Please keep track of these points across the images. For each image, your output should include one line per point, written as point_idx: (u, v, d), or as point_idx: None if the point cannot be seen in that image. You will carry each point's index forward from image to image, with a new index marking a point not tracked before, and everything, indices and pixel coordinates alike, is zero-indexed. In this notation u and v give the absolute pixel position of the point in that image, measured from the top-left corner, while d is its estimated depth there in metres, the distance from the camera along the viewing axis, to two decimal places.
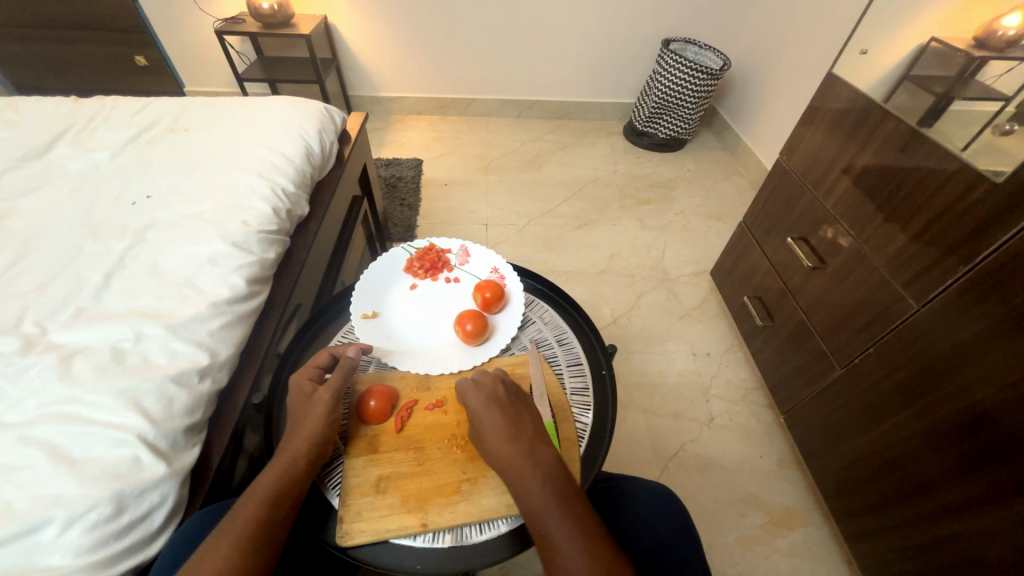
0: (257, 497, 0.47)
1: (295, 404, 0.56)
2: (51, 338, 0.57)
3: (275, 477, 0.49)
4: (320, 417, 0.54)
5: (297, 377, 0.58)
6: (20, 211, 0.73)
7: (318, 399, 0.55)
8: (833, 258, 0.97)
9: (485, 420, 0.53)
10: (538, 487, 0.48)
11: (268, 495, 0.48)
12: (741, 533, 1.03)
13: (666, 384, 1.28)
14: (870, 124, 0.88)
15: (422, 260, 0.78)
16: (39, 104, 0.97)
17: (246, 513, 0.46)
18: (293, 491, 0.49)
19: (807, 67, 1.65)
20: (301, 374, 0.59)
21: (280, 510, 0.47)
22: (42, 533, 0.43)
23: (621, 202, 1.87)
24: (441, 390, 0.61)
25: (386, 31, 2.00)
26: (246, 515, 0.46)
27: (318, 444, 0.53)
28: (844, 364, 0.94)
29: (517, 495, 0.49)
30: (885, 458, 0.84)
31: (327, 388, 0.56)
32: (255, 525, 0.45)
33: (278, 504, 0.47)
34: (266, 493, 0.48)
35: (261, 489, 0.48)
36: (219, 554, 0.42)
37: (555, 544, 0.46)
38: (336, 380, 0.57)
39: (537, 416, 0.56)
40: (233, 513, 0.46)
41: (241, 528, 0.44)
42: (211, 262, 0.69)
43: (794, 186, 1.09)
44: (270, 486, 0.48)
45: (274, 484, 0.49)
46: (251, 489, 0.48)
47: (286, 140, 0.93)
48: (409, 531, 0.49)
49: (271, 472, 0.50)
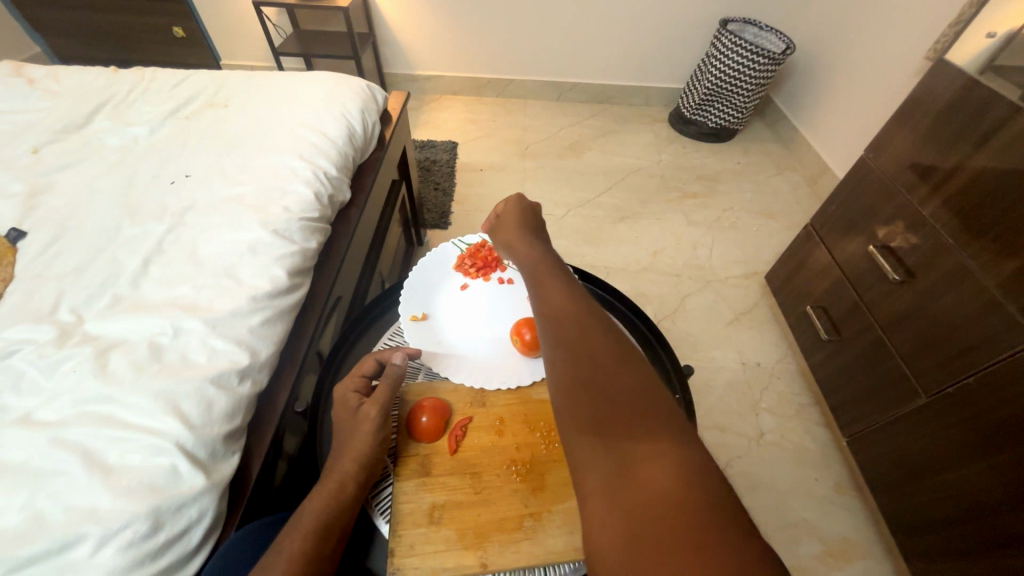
0: (301, 527, 0.43)
1: (339, 417, 0.52)
2: (88, 328, 0.53)
3: (322, 503, 0.45)
4: (368, 434, 0.49)
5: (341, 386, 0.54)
6: (58, 188, 0.70)
7: (365, 414, 0.50)
8: (925, 272, 0.86)
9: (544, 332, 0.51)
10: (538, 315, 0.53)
11: (315, 526, 0.43)
12: (793, 562, 0.96)
13: (712, 394, 1.20)
14: (992, 122, 0.76)
15: (473, 258, 0.71)
16: (78, 73, 0.94)
17: (292, 545, 0.41)
18: (339, 520, 0.45)
19: (883, 52, 1.49)
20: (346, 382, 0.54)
21: (328, 541, 0.43)
22: (75, 551, 0.39)
23: (666, 195, 1.76)
24: (497, 404, 0.55)
25: (424, 5, 1.90)
26: (291, 550, 0.41)
27: (365, 465, 0.48)
28: (931, 394, 0.83)
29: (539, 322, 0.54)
30: (978, 502, 0.74)
31: (374, 402, 0.51)
32: (300, 562, 0.40)
33: (325, 534, 0.43)
34: (313, 522, 0.43)
35: (307, 517, 0.43)
36: None
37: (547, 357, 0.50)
38: (382, 393, 0.52)
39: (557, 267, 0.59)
40: (274, 545, 0.41)
41: (285, 564, 0.39)
42: (252, 251, 0.64)
43: (879, 189, 0.98)
44: (315, 516, 0.44)
45: (320, 513, 0.44)
46: (293, 517, 0.44)
47: (328, 119, 0.87)
48: (467, 572, 0.43)
49: (316, 499, 0.45)
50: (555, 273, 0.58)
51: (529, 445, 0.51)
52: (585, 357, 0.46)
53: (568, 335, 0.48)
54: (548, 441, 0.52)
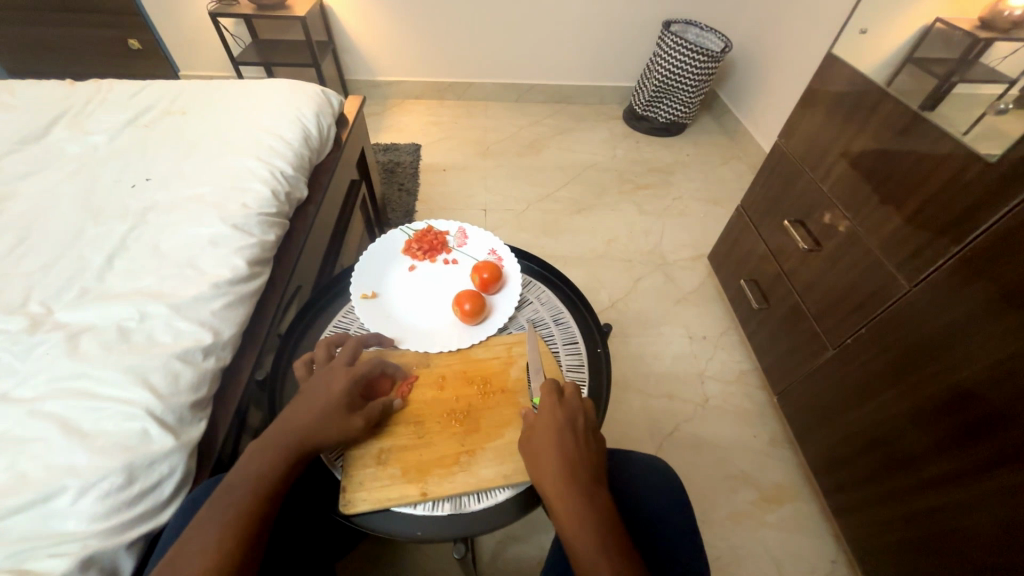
0: (241, 484, 0.49)
1: (325, 412, 0.54)
2: (57, 317, 0.58)
3: (266, 466, 0.51)
4: (342, 434, 0.54)
5: (338, 387, 0.56)
6: (21, 194, 0.74)
7: (352, 422, 0.55)
8: (828, 240, 0.98)
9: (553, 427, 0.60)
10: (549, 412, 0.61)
11: (253, 482, 0.50)
12: (733, 509, 1.06)
13: (662, 366, 1.30)
14: (868, 107, 0.88)
15: (420, 242, 0.82)
16: (34, 87, 0.97)
17: (233, 500, 0.48)
18: (275, 477, 0.51)
19: (807, 49, 1.63)
20: (343, 384, 0.56)
21: (265, 492, 0.49)
22: (57, 501, 0.45)
23: (620, 187, 1.87)
24: (433, 378, 0.64)
25: (382, 12, 1.96)
26: (234, 504, 0.48)
27: (313, 437, 0.53)
28: (835, 345, 0.95)
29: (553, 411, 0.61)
30: (875, 435, 0.85)
31: (364, 415, 0.56)
32: (245, 511, 0.47)
33: (264, 488, 0.49)
34: (264, 473, 0.50)
35: (257, 469, 0.51)
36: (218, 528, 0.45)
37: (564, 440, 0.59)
38: (375, 410, 0.57)
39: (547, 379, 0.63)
40: (214, 499, 0.48)
41: (227, 516, 0.46)
42: (212, 244, 0.69)
43: (791, 170, 1.09)
44: (253, 474, 0.50)
45: (260, 473, 0.50)
46: (232, 476, 0.50)
47: (284, 123, 0.93)
48: (409, 499, 0.54)
49: (256, 462, 0.51)
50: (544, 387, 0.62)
51: (465, 397, 0.62)
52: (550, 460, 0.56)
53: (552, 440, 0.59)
54: (482, 393, 0.63)
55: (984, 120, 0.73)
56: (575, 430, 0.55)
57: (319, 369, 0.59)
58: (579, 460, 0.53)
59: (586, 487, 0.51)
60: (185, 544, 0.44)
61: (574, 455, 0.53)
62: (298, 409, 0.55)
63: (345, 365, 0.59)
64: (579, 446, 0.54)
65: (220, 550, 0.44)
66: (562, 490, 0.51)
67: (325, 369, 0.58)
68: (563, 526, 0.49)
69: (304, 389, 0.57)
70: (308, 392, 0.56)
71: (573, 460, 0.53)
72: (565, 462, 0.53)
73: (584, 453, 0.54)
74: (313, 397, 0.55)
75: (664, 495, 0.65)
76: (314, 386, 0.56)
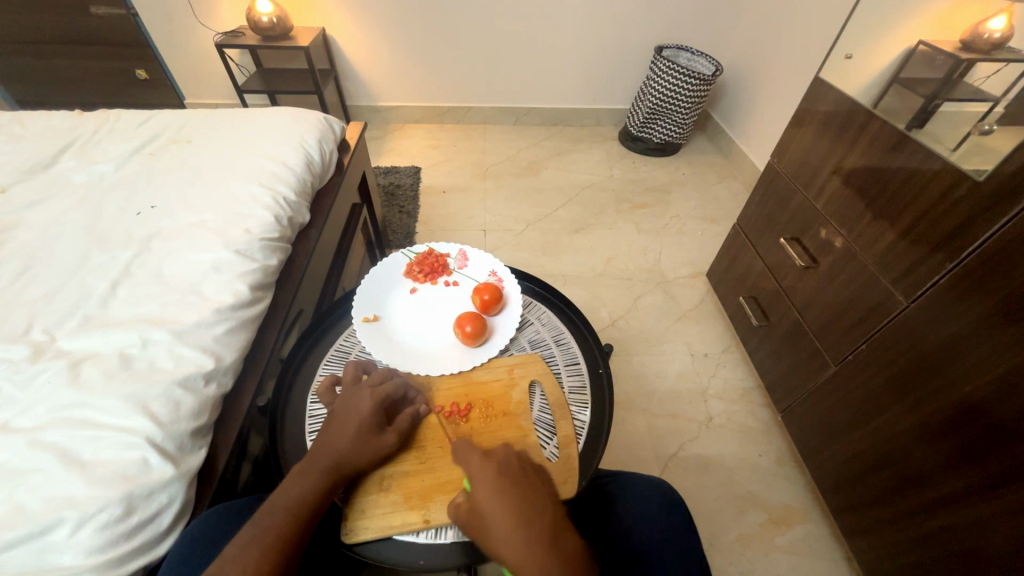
0: (282, 507, 0.50)
1: (358, 433, 0.56)
2: (60, 345, 0.58)
3: (306, 488, 0.52)
4: (377, 452, 0.56)
5: (365, 408, 0.58)
6: (27, 222, 0.75)
7: (386, 440, 0.57)
8: (825, 257, 0.99)
9: (491, 496, 0.50)
10: (484, 489, 0.50)
11: (295, 503, 0.51)
12: (742, 531, 1.04)
13: (665, 385, 1.29)
14: (856, 127, 0.90)
15: (421, 264, 0.84)
16: (45, 118, 0.99)
17: (276, 521, 0.49)
18: (316, 497, 0.52)
19: (795, 71, 1.69)
20: (370, 405, 0.58)
21: (306, 512, 0.50)
22: (54, 533, 0.44)
23: (618, 206, 1.89)
24: (463, 396, 0.66)
25: (383, 41, 2.02)
26: (275, 525, 0.48)
27: (349, 458, 0.55)
28: (838, 361, 0.95)
29: (480, 493, 0.50)
30: (881, 453, 0.85)
31: (395, 431, 0.58)
32: (281, 531, 0.48)
33: (304, 508, 0.51)
34: (294, 499, 0.51)
35: (291, 496, 0.51)
36: (249, 559, 0.46)
37: (492, 524, 0.48)
38: (404, 423, 0.59)
39: (477, 457, 0.54)
40: (255, 521, 0.49)
41: (267, 536, 0.47)
42: (215, 269, 0.70)
43: (785, 188, 1.11)
44: (292, 495, 0.51)
45: (301, 495, 0.51)
46: (275, 497, 0.51)
47: (287, 149, 0.95)
48: (413, 527, 0.54)
49: (297, 482, 0.52)
50: (482, 468, 0.52)
51: (468, 423, 0.63)
52: (505, 531, 0.47)
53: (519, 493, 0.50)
54: (487, 415, 0.64)
55: (968, 138, 0.75)
56: (516, 479, 0.52)
57: (345, 391, 0.61)
58: (543, 518, 0.48)
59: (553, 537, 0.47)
60: (226, 564, 0.45)
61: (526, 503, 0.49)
62: (333, 431, 0.57)
63: (370, 386, 0.61)
64: (525, 492, 0.50)
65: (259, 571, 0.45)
66: (532, 551, 0.46)
67: (350, 392, 0.60)
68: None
69: (333, 413, 0.59)
70: (340, 413, 0.58)
71: (527, 514, 0.48)
72: (520, 516, 0.48)
73: (538, 504, 0.50)
74: (346, 419, 0.57)
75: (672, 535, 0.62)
76: (343, 409, 0.58)
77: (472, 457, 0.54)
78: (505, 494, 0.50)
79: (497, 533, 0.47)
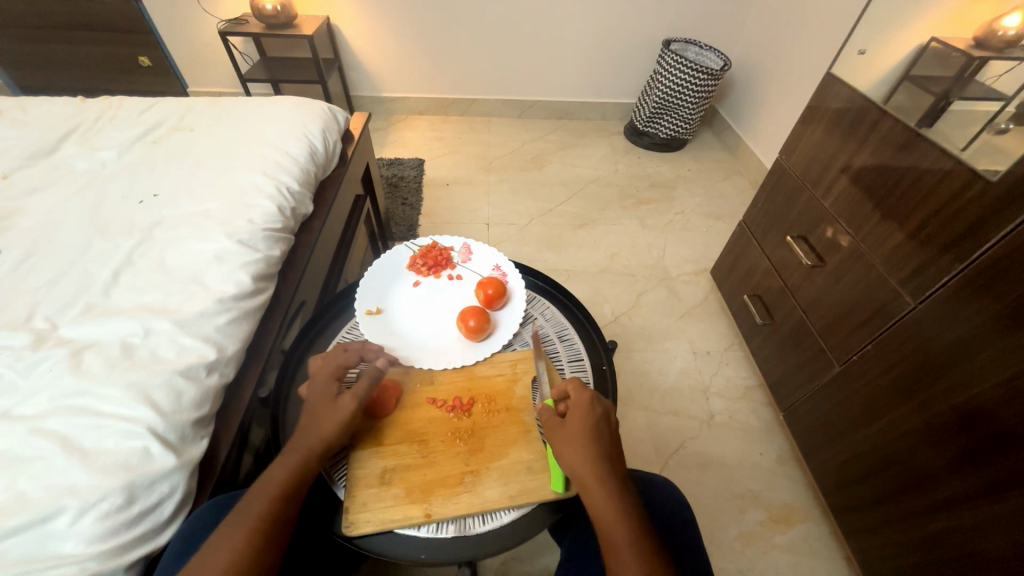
0: (265, 493, 0.51)
1: (316, 406, 0.58)
2: (62, 333, 0.58)
3: (290, 473, 0.53)
4: (340, 420, 0.56)
5: (315, 382, 0.60)
6: (29, 209, 0.74)
7: (342, 405, 0.57)
8: (831, 256, 0.98)
9: (584, 421, 0.57)
10: (580, 414, 0.58)
11: (279, 490, 0.51)
12: (742, 529, 1.04)
13: (667, 382, 1.29)
14: (867, 125, 0.89)
15: (425, 258, 0.83)
16: (46, 104, 0.98)
17: (260, 507, 0.49)
18: (298, 481, 0.52)
19: (805, 67, 1.66)
20: (320, 378, 0.60)
21: (289, 498, 0.51)
22: (56, 521, 0.44)
23: (622, 202, 1.87)
24: (464, 390, 0.66)
25: (387, 30, 2.00)
26: (257, 509, 0.49)
27: (315, 432, 0.56)
28: (842, 361, 0.95)
29: (575, 416, 0.58)
30: (884, 454, 0.84)
31: (350, 394, 0.58)
32: (265, 516, 0.49)
33: (289, 494, 0.51)
34: (279, 486, 0.51)
35: (273, 481, 0.52)
36: (232, 545, 0.46)
37: (575, 440, 0.56)
38: (359, 387, 0.59)
39: (584, 391, 0.61)
40: (240, 508, 0.49)
41: (252, 522, 0.48)
42: (217, 259, 0.70)
43: (793, 185, 1.10)
44: (274, 480, 0.52)
45: (284, 481, 0.52)
46: (259, 483, 0.52)
47: (290, 139, 0.94)
48: (413, 521, 0.54)
49: (280, 467, 0.53)
50: (585, 397, 0.60)
51: (467, 417, 0.63)
52: (584, 449, 0.55)
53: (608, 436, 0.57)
54: (488, 411, 0.64)
55: (979, 137, 0.73)
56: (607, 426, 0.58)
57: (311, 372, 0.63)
58: (615, 461, 0.56)
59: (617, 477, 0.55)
60: (211, 548, 0.46)
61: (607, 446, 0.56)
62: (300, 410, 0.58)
63: (322, 360, 0.63)
64: (609, 439, 0.57)
65: (241, 554, 0.46)
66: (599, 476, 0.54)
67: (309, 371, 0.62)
68: (609, 546, 0.50)
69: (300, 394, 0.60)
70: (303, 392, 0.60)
71: (605, 452, 0.56)
72: (600, 451, 0.55)
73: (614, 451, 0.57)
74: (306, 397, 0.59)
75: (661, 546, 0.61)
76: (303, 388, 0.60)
77: (574, 390, 0.61)
78: (596, 426, 0.57)
79: (575, 447, 0.56)
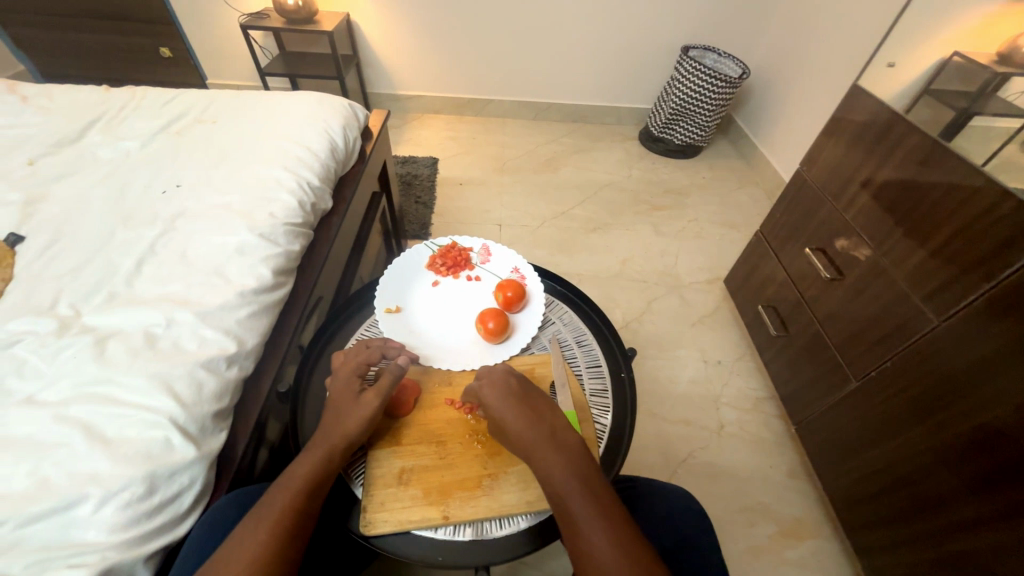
0: (286, 485, 0.51)
1: (339, 403, 0.58)
2: (85, 321, 0.58)
3: (313, 467, 0.53)
4: (363, 417, 0.57)
5: (339, 380, 0.60)
6: (54, 196, 0.75)
7: (366, 401, 0.57)
8: (851, 270, 0.97)
9: (502, 400, 0.58)
10: (494, 394, 0.59)
11: (300, 484, 0.51)
12: (750, 542, 1.03)
13: (677, 390, 1.28)
14: (892, 139, 0.88)
15: (444, 258, 0.83)
16: (72, 92, 0.99)
17: (283, 500, 0.49)
18: (319, 475, 0.52)
19: (824, 78, 1.64)
20: (343, 376, 0.60)
21: (311, 491, 0.51)
22: (79, 509, 0.44)
23: (636, 207, 1.87)
24: None
25: (406, 29, 2.01)
26: (280, 503, 0.49)
27: (337, 428, 0.56)
28: (859, 377, 0.93)
29: (491, 398, 0.59)
30: (900, 473, 0.83)
31: (373, 391, 0.58)
32: (288, 507, 0.49)
33: (311, 489, 0.51)
34: (301, 480, 0.51)
35: (296, 476, 0.52)
36: (257, 537, 0.46)
37: (504, 421, 0.57)
38: (382, 383, 0.59)
39: (496, 371, 0.62)
40: (264, 500, 0.49)
41: (275, 516, 0.47)
42: (239, 252, 0.70)
43: (814, 197, 1.09)
44: (298, 473, 0.52)
45: (307, 475, 0.52)
46: (282, 476, 0.52)
47: (312, 135, 0.94)
48: (431, 522, 0.54)
49: (303, 462, 0.53)
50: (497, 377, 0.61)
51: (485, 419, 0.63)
52: (513, 429, 0.56)
53: (530, 407, 0.57)
54: None
55: (1001, 154, 0.73)
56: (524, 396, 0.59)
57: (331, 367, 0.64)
58: (546, 427, 0.56)
59: (552, 442, 0.54)
60: (241, 538, 0.46)
61: (534, 415, 0.57)
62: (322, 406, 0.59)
63: (344, 359, 0.63)
64: (531, 407, 0.57)
65: (267, 546, 0.45)
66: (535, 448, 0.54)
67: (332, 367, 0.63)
68: (568, 518, 0.49)
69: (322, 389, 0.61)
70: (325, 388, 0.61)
71: (531, 423, 0.56)
72: (527, 421, 0.56)
73: (544, 419, 0.57)
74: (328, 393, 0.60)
75: (675, 559, 0.60)
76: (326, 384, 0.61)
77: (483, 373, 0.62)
78: (519, 401, 0.58)
79: (508, 428, 0.56)
